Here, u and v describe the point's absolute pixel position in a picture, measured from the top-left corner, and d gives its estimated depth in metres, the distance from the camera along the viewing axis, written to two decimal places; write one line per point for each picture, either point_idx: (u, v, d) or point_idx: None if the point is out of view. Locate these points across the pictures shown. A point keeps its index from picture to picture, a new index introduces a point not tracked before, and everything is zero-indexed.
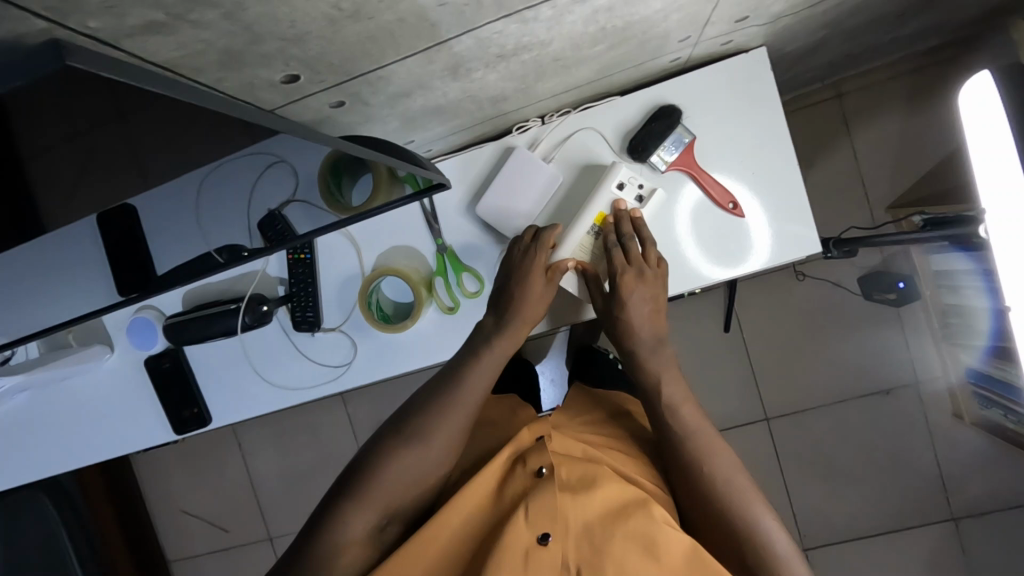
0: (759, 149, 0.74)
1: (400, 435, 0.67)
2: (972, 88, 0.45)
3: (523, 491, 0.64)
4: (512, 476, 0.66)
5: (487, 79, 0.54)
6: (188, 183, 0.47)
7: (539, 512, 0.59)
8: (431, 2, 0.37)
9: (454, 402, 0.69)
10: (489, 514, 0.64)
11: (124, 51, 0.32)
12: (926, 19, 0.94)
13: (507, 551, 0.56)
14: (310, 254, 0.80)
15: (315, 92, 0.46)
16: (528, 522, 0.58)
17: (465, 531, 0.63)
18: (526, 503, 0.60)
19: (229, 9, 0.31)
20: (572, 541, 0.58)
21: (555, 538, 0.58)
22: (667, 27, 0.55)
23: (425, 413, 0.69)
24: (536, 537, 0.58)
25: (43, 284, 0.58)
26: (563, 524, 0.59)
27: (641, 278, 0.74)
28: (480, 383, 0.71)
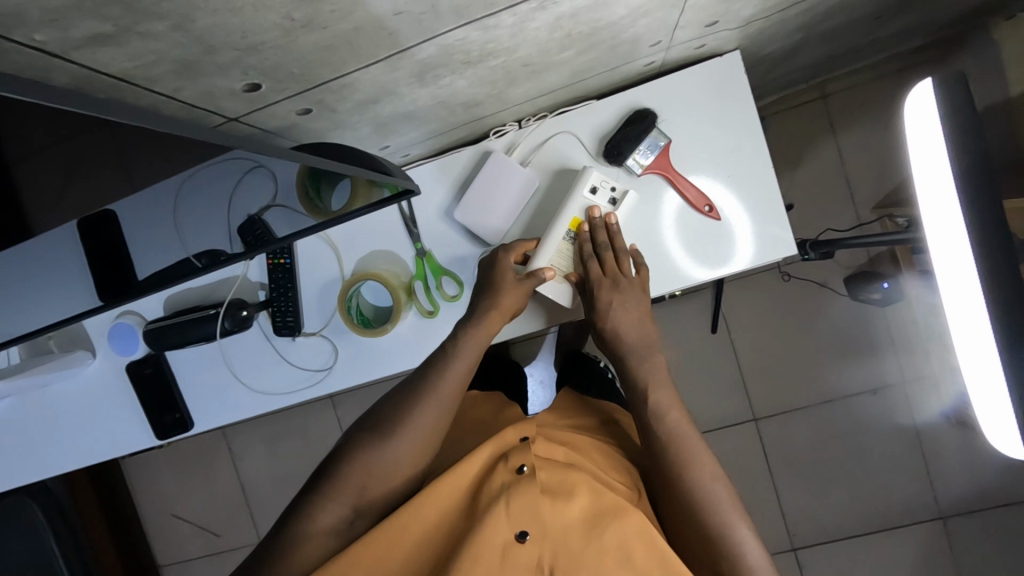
0: (734, 151, 0.74)
1: (378, 427, 0.66)
2: (917, 96, 0.45)
3: (502, 486, 0.62)
4: (492, 472, 0.64)
5: (456, 84, 0.54)
6: (165, 190, 0.48)
7: (518, 510, 0.58)
8: (386, 11, 0.37)
9: (433, 393, 0.68)
10: (463, 509, 0.63)
11: (77, 63, 0.33)
12: (905, 20, 0.94)
13: (482, 546, 0.55)
14: (290, 259, 0.80)
15: (279, 100, 0.46)
16: (507, 517, 0.57)
17: (439, 522, 0.62)
18: (506, 503, 0.59)
19: (176, 21, 0.32)
20: (551, 543, 0.57)
21: (533, 538, 0.57)
22: (635, 32, 0.56)
23: (399, 407, 0.68)
24: (514, 534, 0.57)
25: (18, 292, 0.58)
26: (542, 525, 0.58)
27: (622, 290, 0.74)
28: (459, 376, 0.70)
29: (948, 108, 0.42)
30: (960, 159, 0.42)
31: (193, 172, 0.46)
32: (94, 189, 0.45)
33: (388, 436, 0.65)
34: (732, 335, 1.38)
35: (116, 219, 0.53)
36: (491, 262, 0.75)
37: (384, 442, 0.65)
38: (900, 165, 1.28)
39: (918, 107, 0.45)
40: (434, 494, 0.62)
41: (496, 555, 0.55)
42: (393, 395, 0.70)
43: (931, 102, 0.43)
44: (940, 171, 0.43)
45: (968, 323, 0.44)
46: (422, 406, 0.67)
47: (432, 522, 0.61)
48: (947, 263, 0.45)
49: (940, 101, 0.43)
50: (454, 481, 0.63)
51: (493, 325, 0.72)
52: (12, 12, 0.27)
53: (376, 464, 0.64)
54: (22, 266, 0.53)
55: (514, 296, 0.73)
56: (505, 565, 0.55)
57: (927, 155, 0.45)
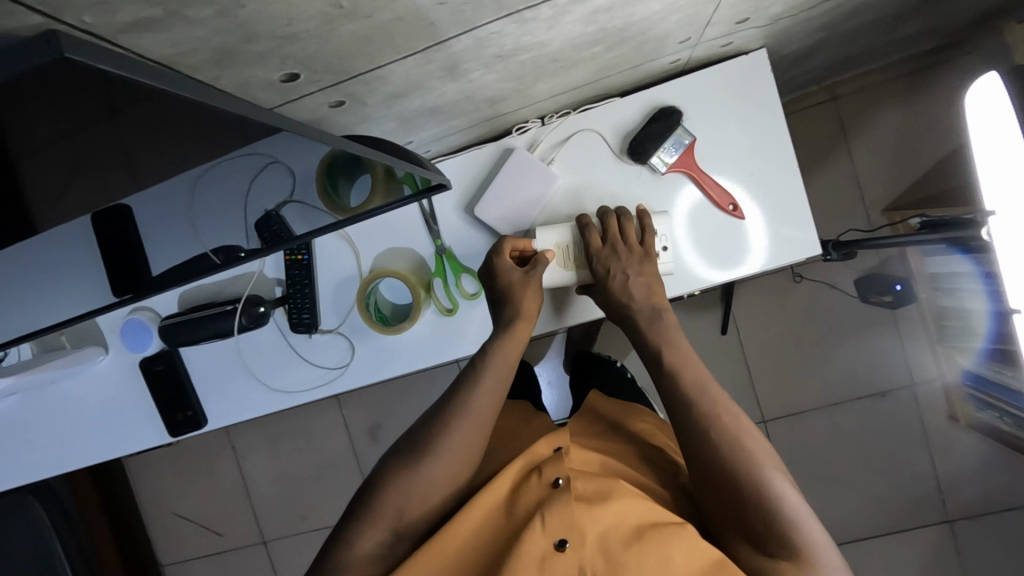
0: (757, 151, 0.74)
1: (413, 452, 0.66)
2: (983, 89, 0.46)
3: (539, 502, 0.61)
4: (527, 484, 0.64)
5: (486, 79, 0.54)
6: (184, 191, 0.47)
7: (554, 519, 0.57)
8: (430, 1, 0.36)
9: (463, 413, 0.68)
10: (504, 524, 0.62)
11: (121, 48, 0.32)
12: (922, 21, 0.94)
13: (520, 560, 0.54)
14: (307, 256, 0.79)
15: (313, 91, 0.45)
16: (545, 528, 0.56)
17: (480, 544, 0.61)
18: (542, 514, 0.58)
19: (223, 6, 0.31)
20: (591, 552, 0.56)
21: (572, 546, 0.56)
22: (666, 28, 0.55)
23: (435, 425, 0.67)
24: (553, 543, 0.56)
25: (36, 288, 0.57)
26: (580, 533, 0.56)
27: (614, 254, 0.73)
28: (491, 391, 0.69)
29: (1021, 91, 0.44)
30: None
31: (208, 168, 0.44)
32: (105, 195, 0.43)
33: (424, 460, 0.65)
34: (741, 337, 1.38)
35: (137, 220, 0.52)
36: (491, 265, 0.74)
37: (419, 467, 0.64)
38: (911, 168, 1.28)
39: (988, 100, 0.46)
40: (471, 517, 0.62)
41: (535, 567, 0.54)
42: (424, 418, 0.69)
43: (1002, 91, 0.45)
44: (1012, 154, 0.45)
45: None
46: (456, 426, 0.66)
47: (468, 544, 0.60)
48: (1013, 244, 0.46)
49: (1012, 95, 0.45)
50: (484, 506, 0.63)
51: (518, 338, 0.72)
52: None
53: (411, 491, 0.64)
54: (44, 258, 0.52)
55: (531, 294, 0.73)
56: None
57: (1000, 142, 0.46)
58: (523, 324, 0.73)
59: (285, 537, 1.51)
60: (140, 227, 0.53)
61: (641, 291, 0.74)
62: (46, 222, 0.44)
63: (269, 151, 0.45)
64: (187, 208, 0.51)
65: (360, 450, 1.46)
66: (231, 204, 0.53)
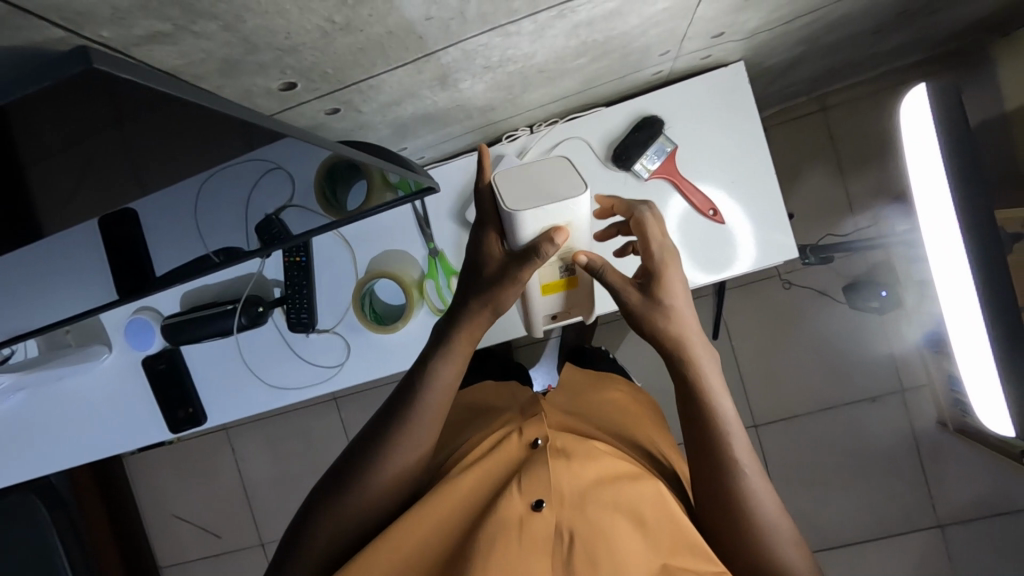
0: (738, 159, 0.77)
1: (374, 441, 0.63)
2: (913, 96, 0.45)
3: (517, 463, 0.62)
4: (504, 442, 0.64)
5: (475, 89, 0.57)
6: (188, 201, 0.50)
7: (532, 483, 0.56)
8: (418, 16, 0.39)
9: (421, 403, 0.63)
10: (479, 492, 0.60)
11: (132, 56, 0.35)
12: (903, 35, 0.98)
13: (497, 522, 0.53)
14: (305, 257, 0.83)
15: (310, 99, 0.48)
16: (522, 491, 0.56)
17: (456, 517, 0.58)
18: (520, 478, 0.57)
19: (227, 22, 0.34)
20: (567, 510, 0.55)
21: (549, 506, 0.55)
22: (646, 41, 0.58)
23: (400, 406, 0.64)
24: (530, 504, 0.55)
25: (47, 288, 0.60)
26: (559, 494, 0.56)
27: (680, 288, 0.62)
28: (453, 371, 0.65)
29: (942, 113, 0.43)
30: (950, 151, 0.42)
31: (210, 175, 0.45)
32: (106, 202, 0.45)
33: (385, 450, 0.62)
34: (733, 342, 1.40)
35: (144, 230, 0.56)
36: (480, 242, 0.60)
37: (381, 455, 0.62)
38: (898, 177, 1.31)
39: (915, 112, 0.45)
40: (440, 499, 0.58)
41: (513, 527, 0.53)
42: (384, 405, 0.65)
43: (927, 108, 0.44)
44: (935, 174, 0.44)
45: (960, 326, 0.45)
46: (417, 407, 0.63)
47: (435, 525, 0.57)
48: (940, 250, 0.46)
49: (935, 108, 0.44)
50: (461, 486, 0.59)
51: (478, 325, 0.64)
52: (84, 10, 0.30)
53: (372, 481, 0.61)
54: (58, 262, 0.55)
55: (507, 295, 0.61)
56: (523, 541, 0.53)
57: (925, 160, 0.45)
58: (481, 318, 0.64)
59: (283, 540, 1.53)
60: (147, 235, 0.56)
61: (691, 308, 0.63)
62: (52, 226, 0.45)
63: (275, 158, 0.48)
64: (190, 217, 0.54)
65: None
66: (232, 208, 0.55)
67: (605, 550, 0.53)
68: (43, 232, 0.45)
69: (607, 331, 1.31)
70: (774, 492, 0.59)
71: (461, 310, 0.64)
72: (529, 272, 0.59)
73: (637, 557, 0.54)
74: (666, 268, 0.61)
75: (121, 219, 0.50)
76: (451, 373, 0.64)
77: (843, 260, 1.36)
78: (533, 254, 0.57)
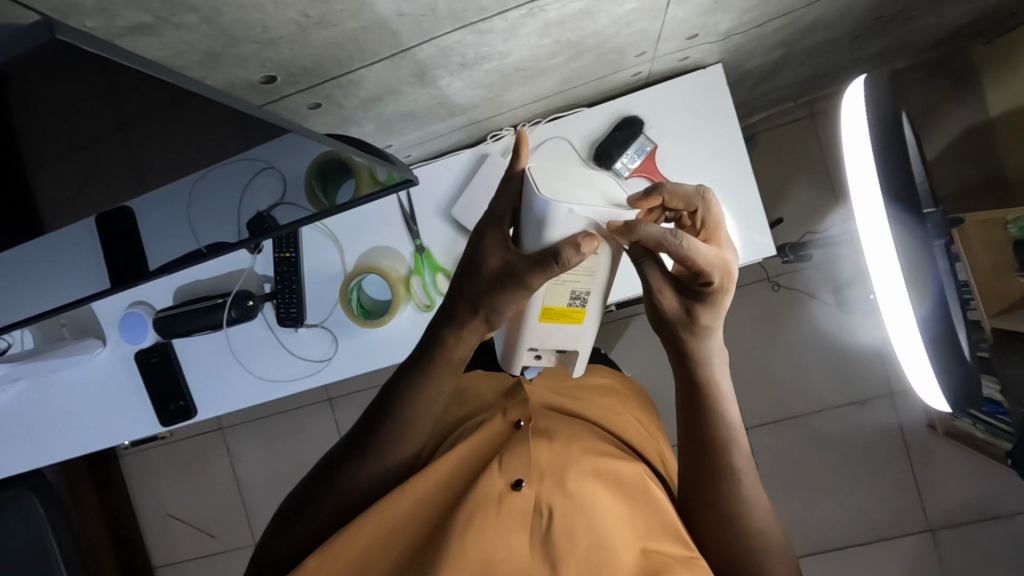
0: (716, 159, 0.79)
1: (366, 427, 0.64)
2: (853, 89, 0.48)
3: (500, 442, 0.62)
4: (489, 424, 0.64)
5: (454, 86, 0.59)
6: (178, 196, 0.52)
7: (512, 461, 0.57)
8: (390, 13, 0.42)
9: (412, 397, 0.62)
10: (464, 472, 0.60)
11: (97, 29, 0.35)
12: (883, 42, 1.00)
13: (477, 500, 0.54)
14: (294, 253, 0.85)
15: (292, 93, 0.50)
16: (501, 469, 0.56)
17: (444, 490, 0.59)
18: (499, 457, 0.58)
19: (206, 15, 0.36)
20: (546, 485, 0.56)
21: (529, 484, 0.55)
22: (620, 41, 0.60)
23: (390, 399, 0.63)
24: (509, 482, 0.55)
25: (40, 278, 0.62)
26: (537, 469, 0.57)
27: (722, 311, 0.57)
28: (448, 372, 0.62)
29: (874, 99, 0.45)
30: (877, 133, 0.44)
31: (205, 173, 0.45)
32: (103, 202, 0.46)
33: (378, 437, 0.63)
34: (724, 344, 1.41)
35: (136, 224, 0.57)
36: (483, 244, 0.57)
37: (375, 441, 0.63)
38: None
39: (853, 101, 0.47)
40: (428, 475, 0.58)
41: (492, 504, 0.54)
42: (377, 396, 0.65)
43: (861, 96, 0.46)
44: (864, 153, 0.45)
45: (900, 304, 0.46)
46: (409, 403, 0.62)
47: (420, 510, 0.57)
48: (873, 232, 0.47)
49: (869, 93, 0.46)
50: (449, 464, 0.59)
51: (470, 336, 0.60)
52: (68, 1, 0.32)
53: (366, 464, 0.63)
54: (49, 253, 0.56)
55: (507, 302, 0.57)
56: (501, 516, 0.53)
57: (858, 146, 0.47)
58: (470, 329, 0.60)
59: None
60: (139, 228, 0.58)
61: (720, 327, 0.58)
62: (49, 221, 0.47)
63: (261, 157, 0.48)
64: (181, 211, 0.56)
65: None
66: (221, 203, 0.56)
67: (583, 525, 0.53)
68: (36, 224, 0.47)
69: (597, 333, 1.33)
70: (761, 487, 0.61)
71: (454, 315, 0.60)
72: (539, 281, 0.54)
73: (616, 527, 0.54)
74: (723, 295, 0.55)
75: (113, 213, 0.52)
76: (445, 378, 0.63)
77: (831, 263, 1.37)
78: (550, 259, 0.52)
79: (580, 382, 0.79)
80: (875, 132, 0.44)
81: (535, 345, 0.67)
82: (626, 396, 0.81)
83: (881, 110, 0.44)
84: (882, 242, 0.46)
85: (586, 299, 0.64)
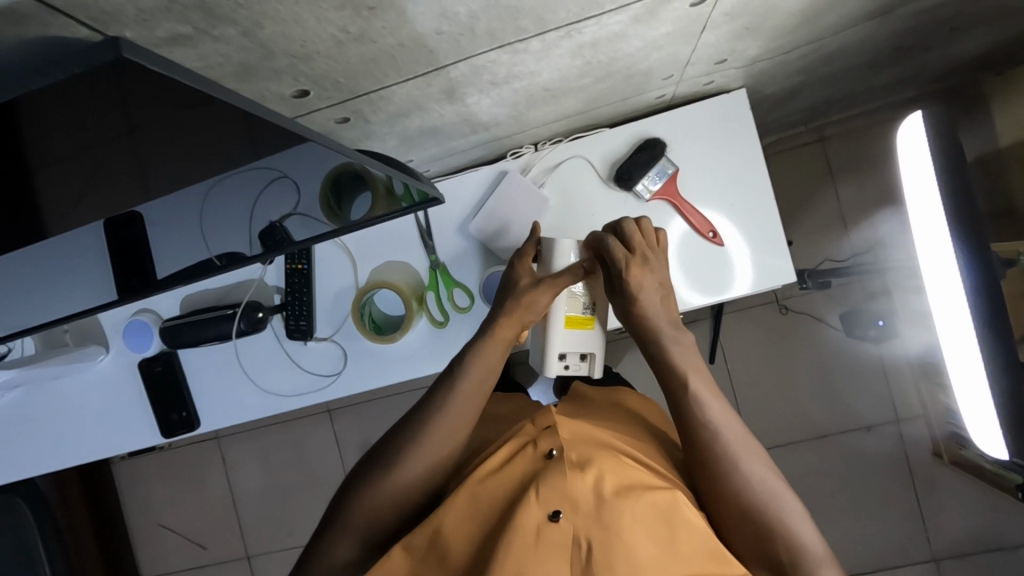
0: (738, 183, 0.78)
1: (397, 445, 0.64)
2: (908, 126, 0.48)
3: (531, 471, 0.59)
4: (518, 455, 0.61)
5: (481, 104, 0.59)
6: (192, 207, 0.51)
7: (548, 492, 0.55)
8: (429, 31, 0.41)
9: (447, 405, 0.65)
10: (497, 502, 0.58)
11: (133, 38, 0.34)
12: (900, 69, 1.00)
13: (514, 533, 0.52)
14: (307, 265, 0.83)
15: (322, 107, 0.50)
16: (538, 501, 0.54)
17: (477, 519, 0.57)
18: (536, 485, 0.55)
19: (246, 28, 0.35)
20: (585, 518, 0.53)
21: (566, 515, 0.53)
22: (649, 64, 0.60)
23: (426, 411, 0.65)
24: (546, 514, 0.53)
25: (48, 285, 0.61)
26: (575, 502, 0.54)
27: (651, 295, 0.68)
28: (480, 377, 0.67)
29: (935, 136, 0.45)
30: (944, 172, 0.44)
31: (218, 182, 0.46)
32: (113, 204, 0.45)
33: (411, 450, 0.62)
34: (730, 366, 1.40)
35: (148, 233, 0.56)
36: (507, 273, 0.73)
37: (405, 457, 0.62)
38: (897, 208, 1.32)
39: (910, 137, 0.47)
40: (455, 507, 0.57)
41: (529, 539, 0.52)
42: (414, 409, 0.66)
43: (919, 132, 0.46)
44: (928, 192, 0.46)
45: (956, 340, 0.46)
46: (442, 411, 0.64)
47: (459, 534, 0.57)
48: (932, 265, 0.47)
49: (929, 131, 0.45)
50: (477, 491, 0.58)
51: (509, 329, 0.69)
52: (110, 11, 0.31)
53: (391, 480, 0.61)
54: (64, 259, 0.56)
55: (539, 303, 0.69)
56: (540, 550, 0.52)
57: (919, 185, 0.47)
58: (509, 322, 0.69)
59: (269, 553, 1.51)
60: (150, 238, 0.57)
61: (664, 312, 0.69)
62: (56, 225, 0.46)
63: (278, 166, 0.47)
64: (194, 222, 0.55)
65: (348, 467, 1.47)
66: (234, 214, 0.54)
67: (624, 562, 0.50)
68: (39, 231, 0.46)
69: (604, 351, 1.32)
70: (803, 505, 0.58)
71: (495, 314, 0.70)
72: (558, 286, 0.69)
73: (657, 560, 0.52)
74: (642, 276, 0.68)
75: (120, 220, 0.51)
76: (475, 388, 0.66)
77: (838, 288, 1.36)
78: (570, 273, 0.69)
79: (610, 410, 0.78)
80: (942, 175, 0.44)
81: (564, 353, 0.74)
82: (657, 418, 0.79)
83: (944, 148, 0.45)
84: (941, 278, 0.46)
85: (597, 309, 0.74)
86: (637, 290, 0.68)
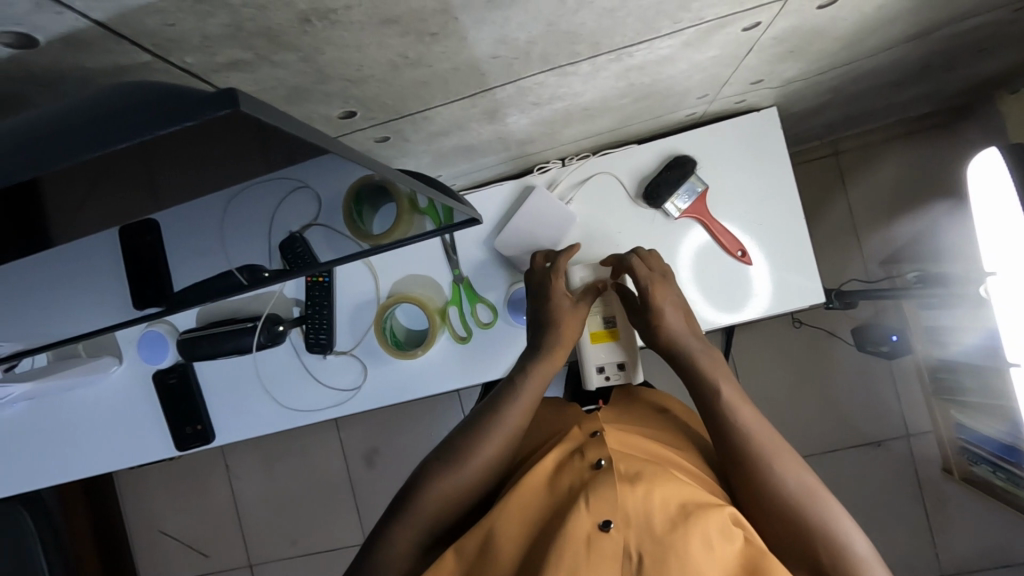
0: (766, 202, 0.77)
1: (444, 453, 0.64)
2: (981, 161, 0.50)
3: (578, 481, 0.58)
4: (568, 465, 0.61)
5: (519, 123, 0.58)
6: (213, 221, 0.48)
7: (599, 502, 0.54)
8: (485, 55, 0.40)
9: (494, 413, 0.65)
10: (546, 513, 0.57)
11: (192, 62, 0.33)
12: (920, 88, 1.00)
13: (564, 541, 0.51)
14: (328, 279, 0.81)
15: (365, 126, 0.49)
16: (589, 509, 0.53)
17: (526, 529, 0.57)
18: (587, 495, 0.55)
19: (306, 54, 0.34)
20: (637, 530, 0.52)
21: (618, 527, 0.52)
22: (688, 85, 0.59)
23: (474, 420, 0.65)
24: (597, 523, 0.52)
25: (69, 298, 0.59)
26: (626, 513, 0.53)
27: (675, 314, 0.71)
28: (526, 387, 0.67)
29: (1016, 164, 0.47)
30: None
31: (237, 196, 0.42)
32: (121, 214, 0.43)
33: (459, 457, 0.62)
34: (741, 379, 1.40)
35: (165, 249, 0.54)
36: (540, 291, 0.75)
37: (451, 463, 0.62)
38: (910, 224, 1.32)
39: (984, 171, 0.50)
40: (512, 515, 0.57)
41: (580, 547, 0.51)
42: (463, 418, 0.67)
43: (999, 163, 0.48)
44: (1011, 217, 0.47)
45: None
46: (490, 419, 0.64)
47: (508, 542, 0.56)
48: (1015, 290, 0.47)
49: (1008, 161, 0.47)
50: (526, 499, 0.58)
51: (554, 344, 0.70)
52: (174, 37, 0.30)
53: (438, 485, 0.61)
54: (86, 268, 0.55)
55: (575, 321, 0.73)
56: (591, 559, 0.50)
57: (999, 208, 0.48)
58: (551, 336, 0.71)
59: (273, 561, 1.50)
60: (167, 254, 0.54)
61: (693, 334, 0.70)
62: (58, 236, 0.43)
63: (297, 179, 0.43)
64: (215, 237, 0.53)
65: (354, 476, 1.45)
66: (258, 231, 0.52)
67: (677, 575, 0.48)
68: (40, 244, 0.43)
69: None
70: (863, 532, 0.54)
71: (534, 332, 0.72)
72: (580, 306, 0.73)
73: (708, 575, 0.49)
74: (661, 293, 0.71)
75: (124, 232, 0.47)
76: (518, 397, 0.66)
77: None
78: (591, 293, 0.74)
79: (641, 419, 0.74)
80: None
81: (602, 365, 0.77)
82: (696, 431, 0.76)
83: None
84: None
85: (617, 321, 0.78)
86: (659, 305, 0.70)
